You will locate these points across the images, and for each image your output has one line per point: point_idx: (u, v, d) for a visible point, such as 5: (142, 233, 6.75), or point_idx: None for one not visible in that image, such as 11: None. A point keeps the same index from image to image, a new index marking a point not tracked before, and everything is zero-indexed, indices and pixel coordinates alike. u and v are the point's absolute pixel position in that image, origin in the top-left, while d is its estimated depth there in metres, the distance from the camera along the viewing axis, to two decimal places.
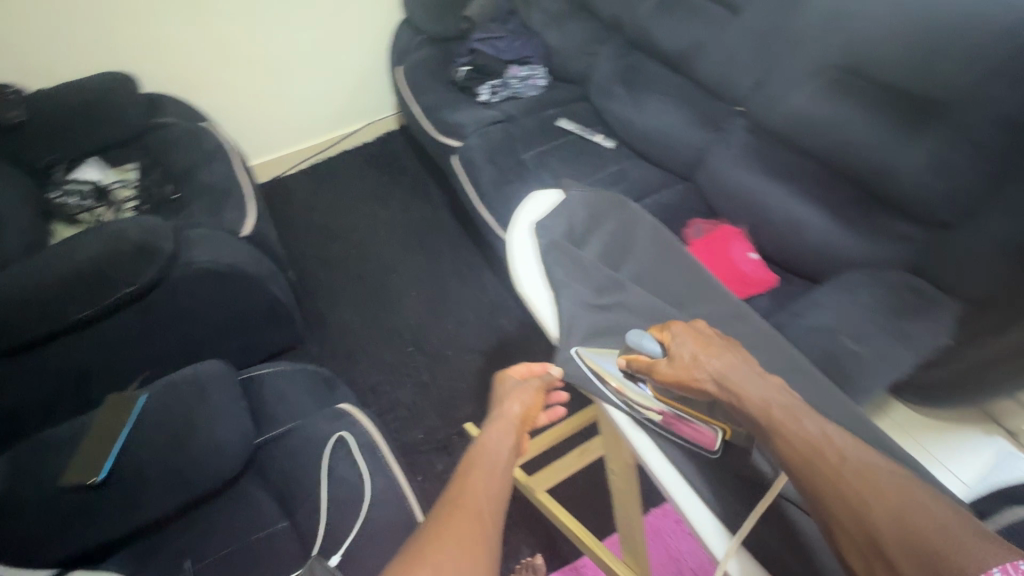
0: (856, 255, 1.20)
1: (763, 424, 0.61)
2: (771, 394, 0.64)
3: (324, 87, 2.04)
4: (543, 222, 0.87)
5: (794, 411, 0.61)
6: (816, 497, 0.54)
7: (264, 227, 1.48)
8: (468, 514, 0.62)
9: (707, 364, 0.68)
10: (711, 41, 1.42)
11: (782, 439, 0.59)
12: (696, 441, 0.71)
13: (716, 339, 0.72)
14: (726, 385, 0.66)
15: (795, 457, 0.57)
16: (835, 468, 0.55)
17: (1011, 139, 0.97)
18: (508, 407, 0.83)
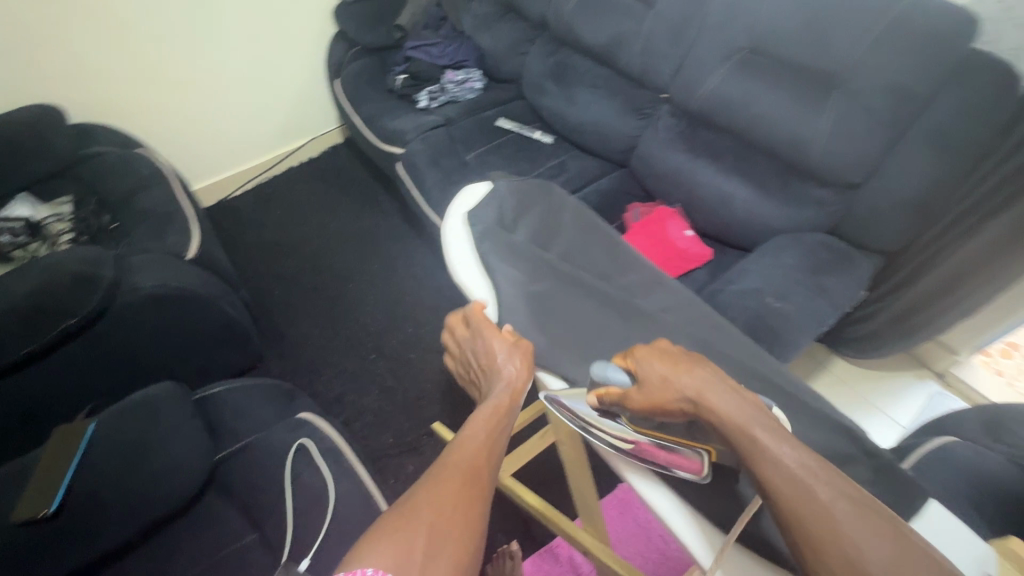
0: (779, 222, 1.30)
1: (743, 446, 0.57)
2: (753, 415, 0.58)
3: (262, 104, 2.03)
4: (475, 211, 0.91)
5: (778, 432, 0.56)
6: (803, 534, 0.50)
7: (212, 248, 1.47)
8: (455, 490, 0.58)
9: (679, 384, 0.63)
10: (631, 33, 1.49)
11: (768, 468, 0.54)
12: (680, 469, 0.64)
13: (687, 355, 0.66)
14: (702, 405, 0.61)
15: (780, 489, 0.52)
16: (826, 505, 0.50)
17: (896, 103, 1.09)
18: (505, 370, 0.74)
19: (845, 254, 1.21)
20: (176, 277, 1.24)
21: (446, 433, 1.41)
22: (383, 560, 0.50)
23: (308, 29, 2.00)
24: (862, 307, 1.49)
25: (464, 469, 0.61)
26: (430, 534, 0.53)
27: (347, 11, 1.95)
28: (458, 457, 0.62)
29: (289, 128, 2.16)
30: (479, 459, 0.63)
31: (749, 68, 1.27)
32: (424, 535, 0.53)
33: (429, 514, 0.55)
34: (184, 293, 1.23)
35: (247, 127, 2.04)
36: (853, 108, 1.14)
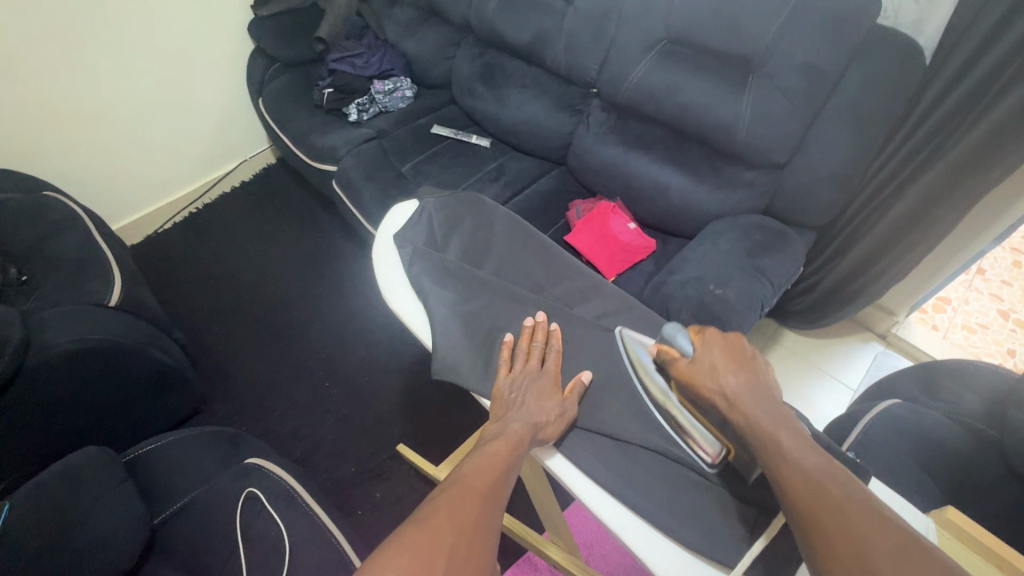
0: (716, 207, 1.32)
1: (764, 449, 0.57)
2: (783, 422, 0.58)
3: (182, 131, 1.92)
4: (402, 233, 0.89)
5: (801, 439, 0.56)
6: (814, 530, 0.50)
7: (138, 291, 1.37)
8: (467, 512, 0.54)
9: (722, 377, 0.63)
10: (554, 31, 1.48)
11: (786, 468, 0.54)
12: (697, 449, 0.67)
13: (755, 362, 0.65)
14: (732, 401, 0.61)
15: (794, 487, 0.53)
16: (840, 503, 0.50)
17: (811, 83, 1.12)
18: (526, 402, 0.69)
19: (780, 234, 1.24)
20: (95, 329, 1.14)
21: (410, 454, 1.36)
22: None
23: (222, 48, 1.91)
24: (802, 280, 1.55)
25: (481, 489, 0.57)
26: (450, 554, 0.50)
27: (261, 26, 1.85)
28: (475, 475, 0.58)
29: (215, 153, 2.05)
30: (496, 480, 0.58)
31: (669, 59, 1.28)
32: (443, 559, 0.49)
33: (445, 530, 0.51)
34: (106, 345, 1.15)
35: (168, 156, 1.92)
36: (771, 90, 1.16)
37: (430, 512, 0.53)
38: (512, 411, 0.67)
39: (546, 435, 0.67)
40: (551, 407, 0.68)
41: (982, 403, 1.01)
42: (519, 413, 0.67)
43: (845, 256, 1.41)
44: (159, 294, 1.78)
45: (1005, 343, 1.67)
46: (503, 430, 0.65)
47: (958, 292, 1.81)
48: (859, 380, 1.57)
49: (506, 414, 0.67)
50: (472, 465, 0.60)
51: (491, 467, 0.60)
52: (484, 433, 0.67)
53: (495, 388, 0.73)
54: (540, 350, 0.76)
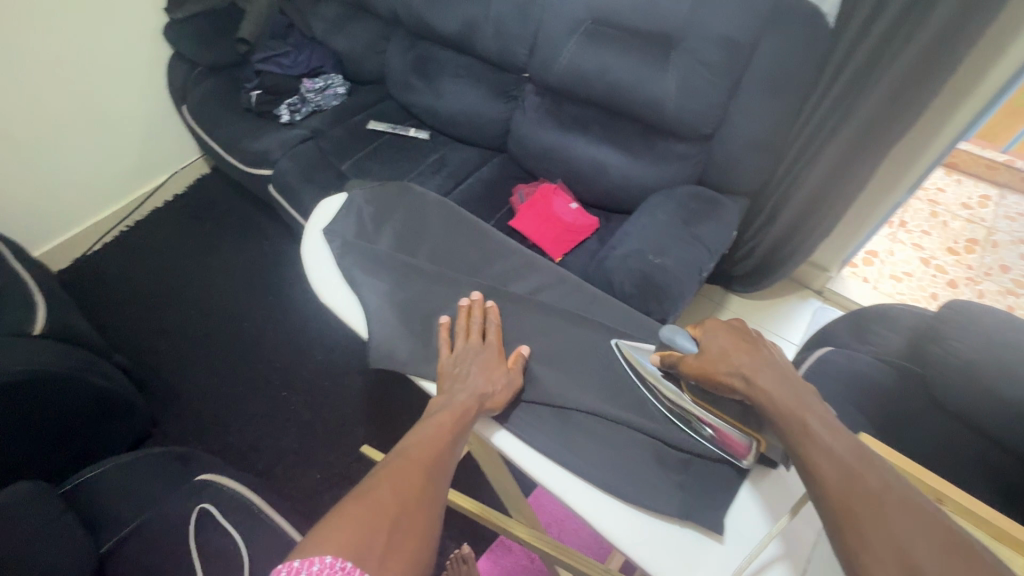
0: (652, 181, 1.36)
1: (791, 431, 0.56)
2: (807, 402, 0.57)
3: (102, 145, 1.81)
4: (332, 227, 0.90)
5: (831, 423, 0.55)
6: (847, 519, 0.49)
7: (67, 316, 1.29)
8: (409, 485, 0.55)
9: (736, 360, 0.62)
10: (480, 17, 1.46)
11: (818, 454, 0.53)
12: (728, 448, 0.65)
13: (760, 340, 0.65)
14: (753, 383, 0.60)
15: (827, 475, 0.51)
16: (874, 495, 0.49)
17: (729, 56, 1.16)
18: (472, 379, 0.69)
19: (714, 202, 1.28)
20: (12, 360, 1.06)
21: (375, 455, 1.35)
22: (344, 546, 0.47)
23: (136, 56, 1.80)
24: (742, 245, 1.61)
25: (424, 463, 0.58)
26: (393, 526, 0.51)
27: (177, 30, 1.76)
28: (419, 447, 0.60)
29: (142, 167, 1.95)
30: (441, 451, 0.60)
31: (596, 39, 1.29)
32: (386, 531, 0.51)
33: (391, 502, 0.53)
34: (33, 376, 1.07)
35: (89, 173, 1.81)
36: (694, 64, 1.20)
37: (375, 486, 0.54)
38: (458, 389, 0.68)
39: (493, 404, 0.69)
40: (497, 378, 0.71)
41: (904, 342, 1.09)
42: (466, 387, 0.69)
43: (777, 219, 1.48)
44: (94, 318, 1.69)
45: (929, 289, 1.79)
46: (448, 403, 0.66)
47: (884, 245, 1.93)
48: (800, 335, 1.65)
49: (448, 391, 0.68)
50: (416, 437, 0.62)
51: (437, 438, 0.61)
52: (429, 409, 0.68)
53: (441, 366, 0.74)
54: (478, 325, 0.77)
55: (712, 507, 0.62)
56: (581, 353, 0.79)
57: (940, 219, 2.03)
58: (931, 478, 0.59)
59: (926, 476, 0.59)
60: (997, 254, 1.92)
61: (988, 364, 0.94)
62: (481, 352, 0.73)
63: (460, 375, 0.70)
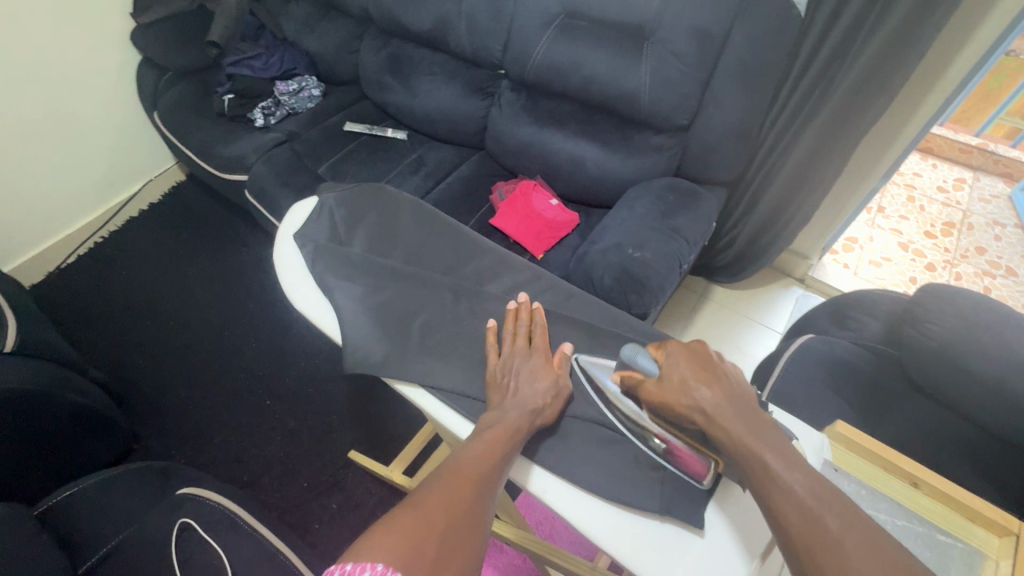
0: (630, 174, 1.36)
1: (751, 468, 0.55)
2: (766, 437, 0.56)
3: (72, 155, 1.76)
4: (303, 231, 0.89)
5: (791, 459, 0.54)
6: (813, 566, 0.48)
7: (41, 332, 1.26)
8: (458, 500, 0.56)
9: (696, 393, 0.60)
10: (453, 14, 1.45)
11: (778, 494, 0.52)
12: (687, 470, 0.64)
13: (720, 367, 0.63)
14: (714, 419, 0.58)
15: (789, 517, 0.50)
16: (837, 538, 0.48)
17: (702, 47, 1.16)
18: (522, 390, 0.69)
19: (693, 194, 1.28)
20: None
21: (363, 460, 1.34)
22: (393, 558, 0.48)
23: (103, 62, 1.76)
24: (724, 235, 1.62)
25: (473, 478, 0.58)
26: (443, 542, 0.51)
27: (145, 34, 1.72)
28: (471, 461, 0.60)
29: (114, 176, 1.91)
30: (491, 468, 0.60)
31: (569, 33, 1.29)
32: (435, 547, 0.51)
33: (441, 516, 0.53)
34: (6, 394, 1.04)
35: (60, 184, 1.76)
36: (667, 56, 1.20)
37: (427, 499, 0.55)
38: (509, 402, 0.68)
39: (544, 418, 0.68)
40: (546, 389, 0.70)
41: (882, 326, 1.10)
42: (516, 401, 0.68)
43: (756, 208, 1.48)
44: (69, 333, 1.64)
45: (908, 273, 1.82)
46: (501, 417, 0.66)
47: (863, 231, 1.95)
48: (783, 323, 1.67)
49: (497, 407, 0.68)
50: (468, 450, 0.62)
51: (487, 453, 0.61)
52: (480, 421, 0.67)
53: (487, 372, 0.73)
54: (525, 330, 0.76)
55: (689, 502, 0.63)
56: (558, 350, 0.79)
57: (917, 204, 2.05)
58: (910, 465, 0.59)
59: (904, 462, 0.60)
60: (973, 236, 1.95)
61: (961, 345, 0.95)
62: (528, 358, 0.72)
63: (510, 386, 0.69)
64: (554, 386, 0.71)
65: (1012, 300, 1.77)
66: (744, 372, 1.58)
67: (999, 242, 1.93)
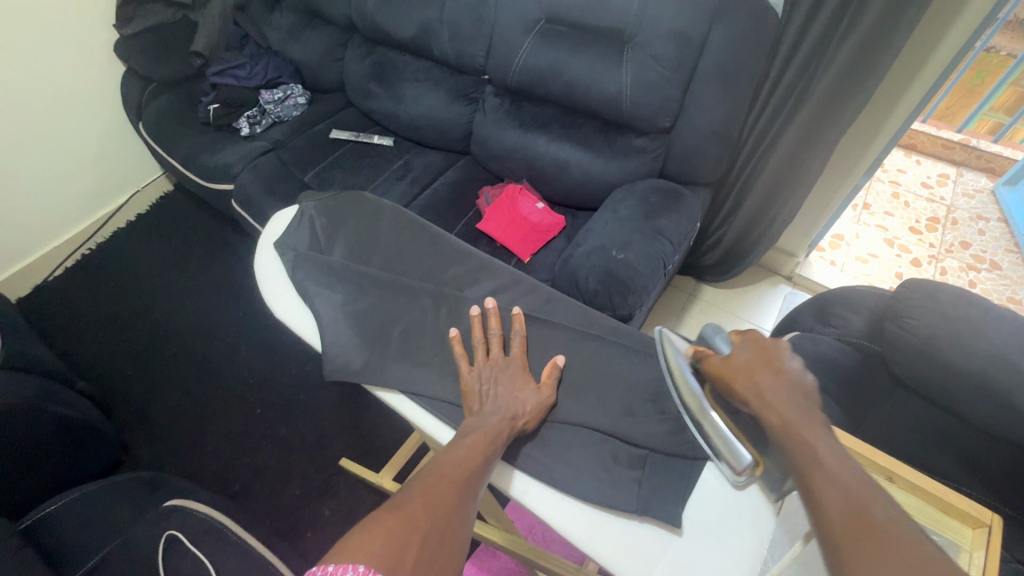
0: (614, 176, 1.37)
1: (795, 449, 0.54)
2: (821, 429, 0.55)
3: (56, 167, 1.76)
4: (284, 240, 0.89)
5: (842, 453, 0.52)
6: (849, 540, 0.45)
7: (25, 344, 1.24)
8: (441, 498, 0.57)
9: (756, 374, 0.62)
10: (436, 21, 1.46)
11: (824, 479, 0.50)
12: (728, 460, 0.63)
13: (793, 363, 0.63)
14: (765, 400, 0.59)
15: (826, 493, 0.49)
16: (877, 518, 0.46)
17: (679, 49, 1.17)
18: (504, 399, 0.70)
19: (676, 195, 1.29)
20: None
21: (355, 467, 1.34)
22: (377, 555, 0.48)
23: (87, 73, 1.76)
24: (710, 235, 1.63)
25: (455, 479, 0.59)
26: (427, 540, 0.52)
27: (128, 45, 1.72)
28: (454, 464, 0.61)
29: (100, 188, 1.91)
30: (474, 470, 0.61)
31: (550, 38, 1.31)
32: (418, 544, 0.51)
33: (424, 515, 0.54)
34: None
35: (45, 197, 1.76)
36: (646, 59, 1.21)
37: (409, 499, 0.56)
38: (490, 410, 0.69)
39: (525, 424, 0.69)
40: (527, 396, 0.71)
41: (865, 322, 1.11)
42: (496, 406, 0.69)
43: (741, 207, 1.50)
44: (56, 345, 1.63)
45: (894, 268, 1.83)
46: (481, 423, 0.67)
47: (849, 228, 1.96)
48: (772, 321, 1.68)
49: (478, 415, 0.68)
50: (450, 454, 0.62)
51: (470, 456, 0.62)
52: (462, 427, 0.68)
53: (463, 382, 0.73)
54: (498, 338, 0.77)
55: (671, 503, 0.64)
56: (539, 354, 0.80)
57: (902, 200, 2.07)
58: (883, 459, 0.60)
59: (878, 456, 0.60)
60: (958, 231, 1.97)
61: (940, 339, 0.96)
62: (508, 367, 0.73)
63: (490, 396, 0.70)
64: (535, 394, 0.72)
65: (996, 294, 1.79)
66: None
67: (984, 236, 1.95)
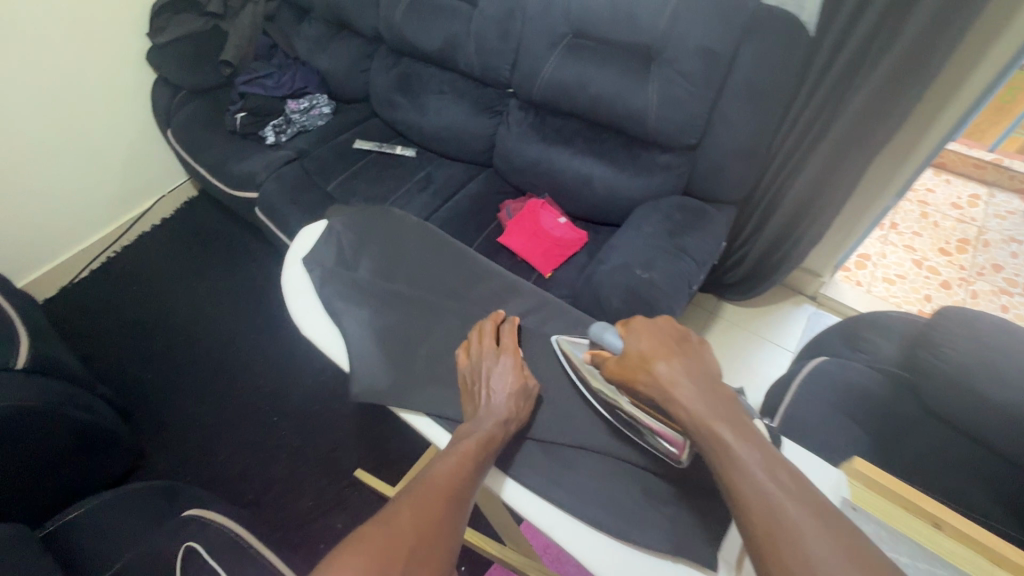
0: (638, 193, 1.35)
1: (708, 442, 0.57)
2: (724, 414, 0.58)
3: (88, 171, 1.79)
4: (312, 256, 0.89)
5: (750, 437, 0.55)
6: (760, 532, 0.49)
7: (51, 347, 1.25)
8: (428, 509, 0.55)
9: (654, 365, 0.64)
10: (463, 34, 1.47)
11: (741, 480, 0.52)
12: (663, 444, 0.67)
13: (680, 347, 0.66)
14: (669, 394, 0.61)
15: (739, 484, 0.52)
16: (784, 506, 0.49)
17: (707, 66, 1.16)
18: (496, 398, 0.68)
19: (701, 213, 1.27)
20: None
21: (370, 479, 1.33)
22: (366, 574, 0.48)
23: (120, 80, 1.79)
24: (732, 253, 1.61)
25: (447, 490, 0.58)
26: (412, 555, 0.51)
27: (160, 53, 1.76)
28: (443, 473, 0.59)
29: (128, 192, 1.94)
30: (465, 481, 0.60)
31: (576, 53, 1.30)
32: (404, 561, 0.50)
33: (411, 529, 0.53)
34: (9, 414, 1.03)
35: (75, 200, 1.79)
36: (673, 75, 1.20)
37: (398, 510, 0.54)
38: (483, 411, 0.67)
39: (516, 425, 0.68)
40: (518, 392, 0.70)
41: (896, 349, 1.08)
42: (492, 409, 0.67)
43: (767, 224, 1.47)
44: (80, 347, 1.66)
45: (922, 290, 1.79)
46: (476, 429, 0.65)
47: (875, 248, 1.92)
48: (796, 342, 1.64)
49: (473, 417, 0.67)
50: (442, 464, 0.60)
51: (460, 465, 0.61)
52: (456, 432, 0.67)
53: (459, 377, 0.73)
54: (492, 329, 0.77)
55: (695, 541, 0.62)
56: (563, 378, 0.80)
57: (931, 220, 2.03)
58: (930, 504, 0.57)
59: (926, 502, 0.57)
60: (989, 253, 1.92)
61: (975, 371, 0.93)
62: (498, 360, 0.71)
63: (485, 395, 0.69)
64: (524, 389, 0.71)
65: None
66: (755, 390, 1.56)
67: (1016, 259, 1.90)
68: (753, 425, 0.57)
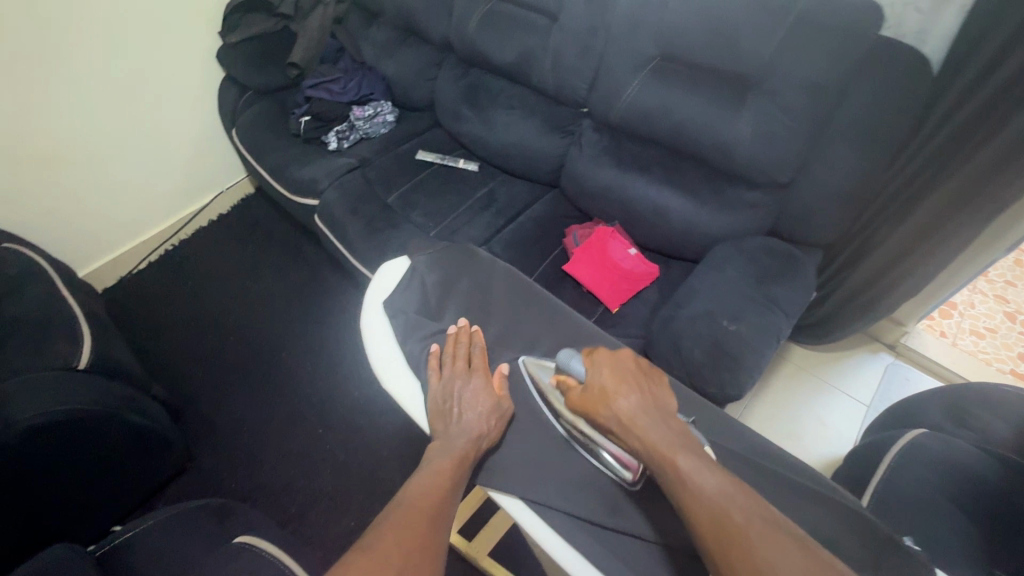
0: (718, 229, 1.26)
1: (663, 469, 0.61)
2: (675, 441, 0.63)
3: (154, 165, 1.82)
4: (394, 300, 0.89)
5: (700, 459, 0.60)
6: (717, 548, 0.53)
7: (113, 348, 1.24)
8: (411, 523, 0.60)
9: (614, 399, 0.68)
10: (539, 49, 1.40)
11: (695, 500, 0.57)
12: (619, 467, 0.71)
13: (635, 378, 0.71)
14: (628, 425, 0.66)
15: (695, 505, 0.56)
16: (734, 519, 0.54)
17: (814, 100, 1.06)
18: (466, 416, 0.73)
19: (789, 257, 1.18)
20: (22, 406, 0.99)
21: None
22: None
23: (191, 78, 1.81)
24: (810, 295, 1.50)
25: (427, 506, 0.63)
26: (401, 563, 0.56)
27: (230, 52, 1.76)
28: (421, 491, 0.65)
29: (190, 187, 1.96)
30: (442, 494, 0.65)
31: (663, 77, 1.22)
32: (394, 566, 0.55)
33: (398, 540, 0.58)
34: (40, 426, 1.00)
35: (139, 192, 1.81)
36: (772, 109, 1.11)
37: (385, 526, 0.59)
38: (454, 429, 0.72)
39: (491, 441, 0.73)
40: (490, 408, 0.75)
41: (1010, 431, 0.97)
42: (464, 426, 0.73)
43: (854, 270, 1.36)
44: (136, 341, 1.68)
45: (1015, 348, 1.64)
46: (450, 446, 0.71)
47: (962, 296, 1.77)
48: (872, 396, 1.52)
49: (443, 433, 0.73)
50: (418, 483, 0.66)
51: (435, 482, 0.66)
52: (430, 448, 0.72)
53: (429, 397, 0.77)
54: (465, 351, 0.82)
55: None
56: None
57: None
58: None
59: None
60: None
61: None
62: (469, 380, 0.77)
63: (456, 413, 0.74)
64: (496, 407, 0.76)
65: None
66: (828, 444, 1.45)
67: None
68: (700, 446, 0.63)
